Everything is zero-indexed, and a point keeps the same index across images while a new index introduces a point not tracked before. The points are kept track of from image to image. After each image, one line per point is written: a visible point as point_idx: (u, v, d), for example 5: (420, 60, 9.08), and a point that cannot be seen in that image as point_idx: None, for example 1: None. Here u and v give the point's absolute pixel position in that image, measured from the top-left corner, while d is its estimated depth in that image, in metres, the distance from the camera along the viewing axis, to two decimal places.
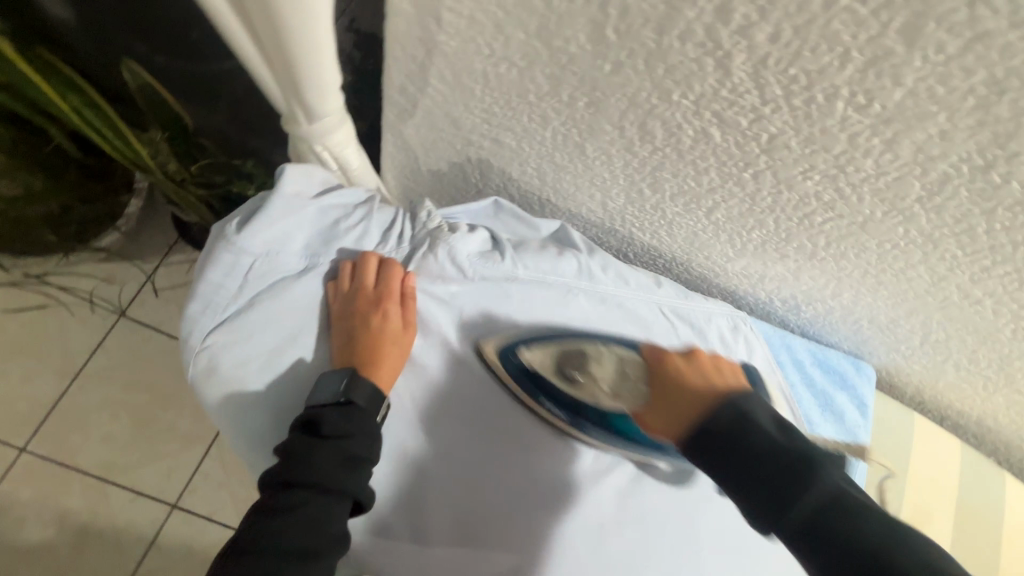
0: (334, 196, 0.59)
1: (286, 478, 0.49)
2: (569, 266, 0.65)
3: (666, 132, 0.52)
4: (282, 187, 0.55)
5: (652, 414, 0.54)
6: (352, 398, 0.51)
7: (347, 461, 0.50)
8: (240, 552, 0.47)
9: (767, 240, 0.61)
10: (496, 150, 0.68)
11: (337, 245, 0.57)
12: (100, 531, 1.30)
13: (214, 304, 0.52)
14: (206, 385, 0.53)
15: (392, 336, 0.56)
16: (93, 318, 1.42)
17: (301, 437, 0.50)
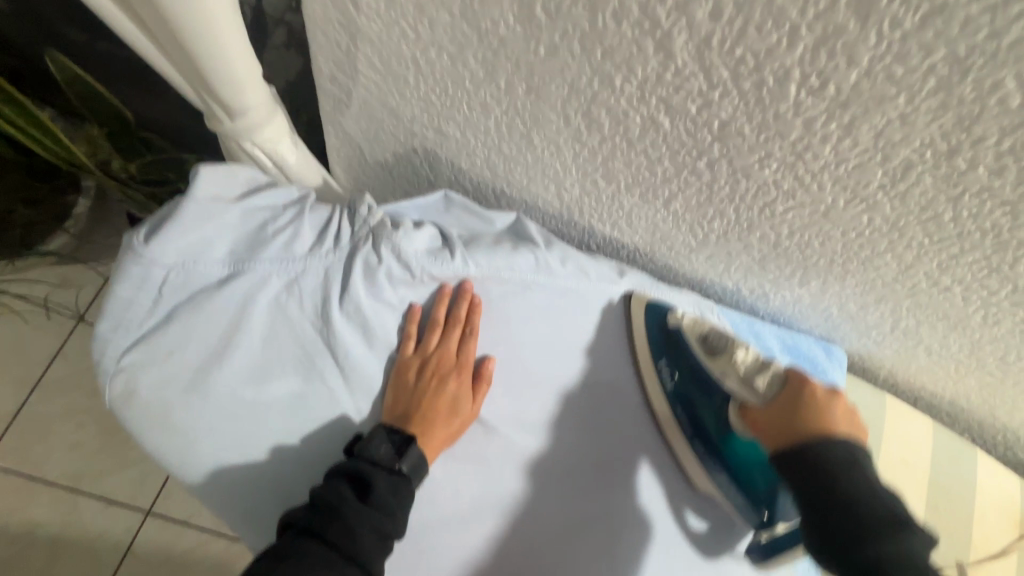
0: (259, 196, 0.53)
1: (320, 530, 0.43)
2: (525, 261, 0.60)
3: (613, 120, 0.48)
4: (195, 189, 0.50)
5: (765, 413, 0.48)
6: (404, 467, 0.48)
7: (381, 537, 0.45)
8: None
9: (729, 230, 0.58)
10: (441, 142, 0.63)
11: (264, 251, 0.51)
12: (72, 542, 1.27)
13: (127, 322, 0.48)
14: (126, 409, 0.49)
15: (443, 413, 0.54)
16: (51, 325, 1.37)
17: (342, 490, 0.45)
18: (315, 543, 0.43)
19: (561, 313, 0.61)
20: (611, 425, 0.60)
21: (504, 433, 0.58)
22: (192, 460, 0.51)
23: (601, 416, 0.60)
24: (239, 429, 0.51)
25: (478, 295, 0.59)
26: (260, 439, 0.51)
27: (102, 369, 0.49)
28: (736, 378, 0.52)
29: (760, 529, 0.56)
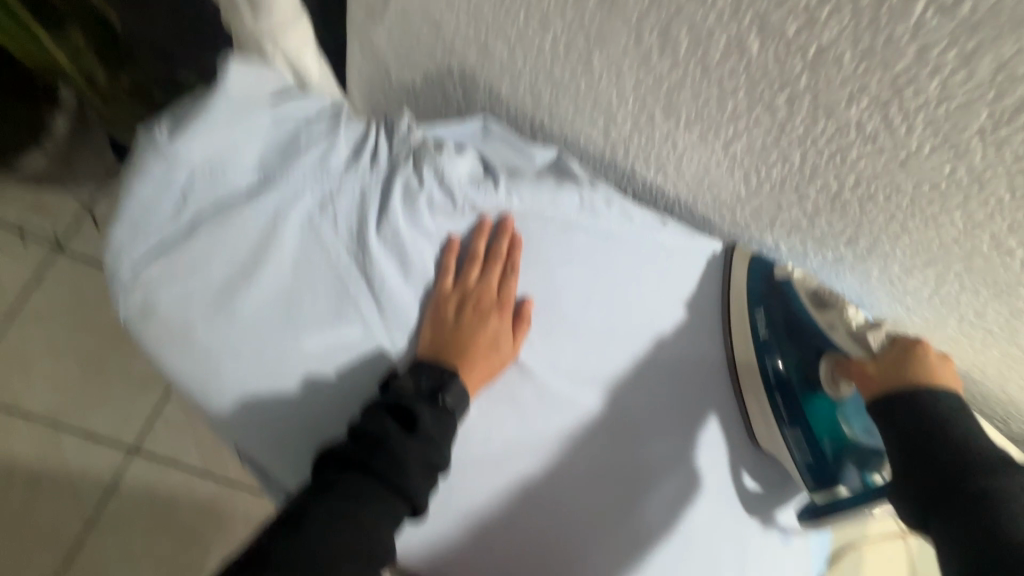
0: (291, 101, 0.49)
1: (365, 463, 0.42)
2: (569, 200, 0.57)
3: (694, 40, 0.43)
4: (227, 83, 0.45)
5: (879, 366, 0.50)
6: (448, 398, 0.47)
7: (428, 467, 0.43)
8: (286, 525, 0.40)
9: (787, 179, 0.55)
10: (484, 63, 0.58)
11: (297, 162, 0.47)
12: (53, 477, 1.23)
13: (146, 228, 0.44)
14: (144, 324, 0.46)
15: (482, 349, 0.53)
16: (26, 253, 1.28)
17: (385, 424, 0.43)
18: (360, 478, 0.42)
19: (601, 254, 0.59)
20: (649, 384, 0.60)
21: (543, 379, 0.57)
22: (214, 384, 0.47)
23: (641, 369, 0.60)
24: (266, 355, 0.48)
25: (518, 231, 0.57)
26: (288, 368, 0.49)
27: (112, 278, 0.45)
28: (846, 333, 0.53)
29: (814, 490, 0.57)
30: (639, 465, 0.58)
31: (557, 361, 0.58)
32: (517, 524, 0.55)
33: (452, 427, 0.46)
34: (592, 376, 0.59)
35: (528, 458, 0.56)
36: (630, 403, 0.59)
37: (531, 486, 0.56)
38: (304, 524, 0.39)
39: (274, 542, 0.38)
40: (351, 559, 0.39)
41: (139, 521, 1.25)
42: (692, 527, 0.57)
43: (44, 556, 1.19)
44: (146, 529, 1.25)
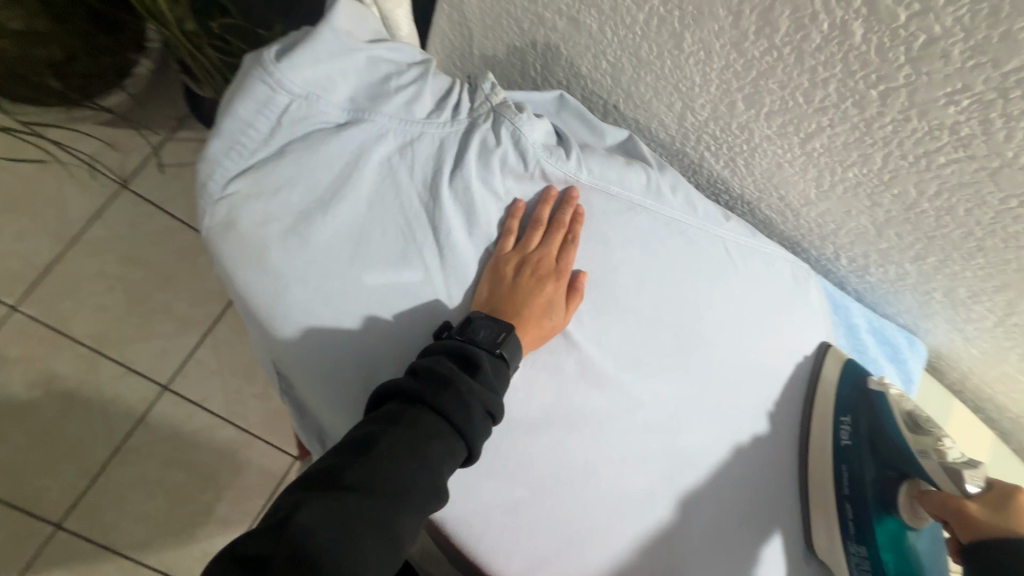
0: (386, 47, 0.50)
1: (431, 400, 0.43)
2: (637, 179, 0.57)
3: (795, 23, 0.43)
4: (331, 20, 0.47)
5: (980, 508, 0.43)
6: (506, 352, 0.47)
7: (485, 415, 0.44)
8: (352, 449, 0.41)
9: (862, 183, 0.54)
10: (571, 35, 0.59)
11: (385, 103, 0.49)
12: (89, 400, 1.28)
13: (239, 146, 0.46)
14: (221, 239, 0.47)
15: (537, 317, 0.50)
16: (93, 184, 1.32)
17: (449, 367, 0.44)
18: (424, 414, 0.42)
19: (661, 240, 0.58)
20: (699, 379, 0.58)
21: (591, 359, 0.55)
22: (276, 311, 0.47)
23: (692, 364, 0.58)
24: (328, 290, 0.48)
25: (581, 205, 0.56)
26: (346, 307, 0.48)
27: (201, 193, 0.47)
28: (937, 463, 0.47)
29: None
30: (681, 461, 0.55)
31: (607, 344, 0.56)
32: (545, 515, 0.52)
33: (506, 378, 0.47)
34: (643, 364, 0.57)
35: (568, 439, 0.54)
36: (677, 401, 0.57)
37: (567, 471, 0.53)
38: (377, 451, 0.40)
39: (347, 462, 0.40)
40: (423, 493, 0.41)
41: (162, 452, 1.31)
42: (731, 542, 0.54)
43: (71, 473, 1.26)
44: (168, 461, 1.31)
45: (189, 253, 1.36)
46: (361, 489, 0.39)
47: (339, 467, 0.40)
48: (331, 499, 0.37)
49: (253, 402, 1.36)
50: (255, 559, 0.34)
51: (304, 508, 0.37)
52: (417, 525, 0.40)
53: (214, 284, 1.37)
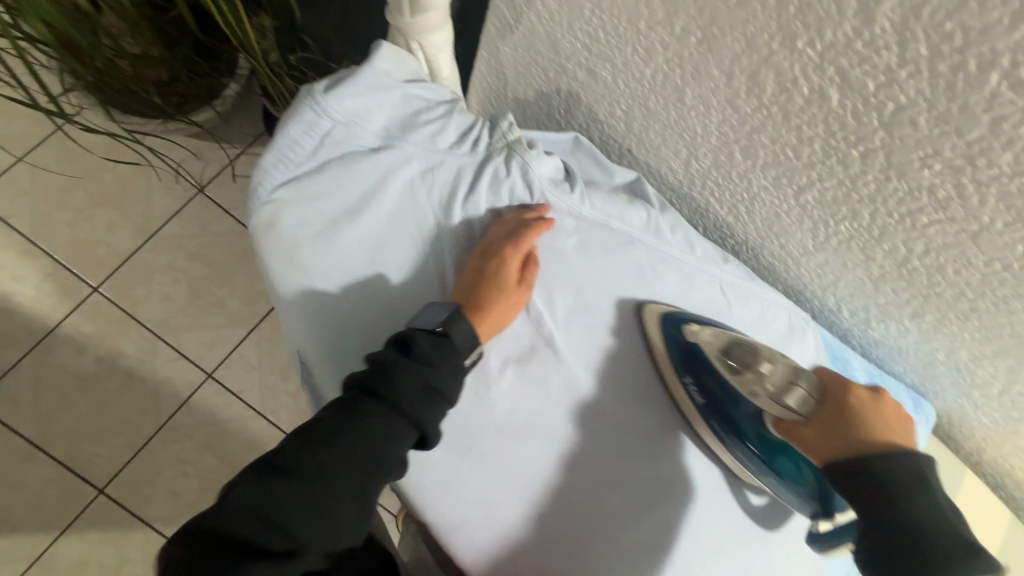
0: (420, 86, 0.58)
1: (376, 389, 0.50)
2: (637, 217, 0.62)
3: (779, 85, 0.47)
4: (375, 61, 0.56)
5: (815, 431, 0.53)
6: (450, 331, 0.52)
7: (428, 389, 0.50)
8: (300, 437, 0.49)
9: (854, 236, 0.56)
10: (589, 84, 0.65)
11: (413, 133, 0.57)
12: (143, 379, 1.42)
13: (287, 160, 0.54)
14: (264, 236, 0.55)
15: (483, 291, 0.55)
16: (176, 187, 1.50)
17: (388, 353, 0.51)
18: (368, 402, 0.50)
19: (657, 275, 0.62)
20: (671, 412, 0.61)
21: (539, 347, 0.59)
22: (305, 300, 0.56)
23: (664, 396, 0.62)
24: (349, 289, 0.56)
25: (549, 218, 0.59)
26: (363, 305, 0.56)
27: (253, 197, 0.56)
28: (766, 398, 0.55)
29: (816, 516, 0.58)
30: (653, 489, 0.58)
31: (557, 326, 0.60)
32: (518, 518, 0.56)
33: (448, 353, 0.52)
34: (622, 392, 0.61)
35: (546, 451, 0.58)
36: (624, 405, 0.60)
37: (541, 481, 0.57)
38: (318, 438, 0.49)
39: (292, 449, 0.49)
40: (353, 465, 0.48)
41: (199, 436, 1.42)
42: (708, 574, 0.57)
43: (119, 444, 1.39)
44: (203, 444, 1.42)
45: (247, 255, 1.50)
46: (290, 469, 0.47)
47: (285, 454, 0.48)
48: (275, 482, 0.47)
49: (284, 397, 1.46)
50: (214, 530, 0.44)
51: (236, 489, 0.46)
52: (353, 494, 0.48)
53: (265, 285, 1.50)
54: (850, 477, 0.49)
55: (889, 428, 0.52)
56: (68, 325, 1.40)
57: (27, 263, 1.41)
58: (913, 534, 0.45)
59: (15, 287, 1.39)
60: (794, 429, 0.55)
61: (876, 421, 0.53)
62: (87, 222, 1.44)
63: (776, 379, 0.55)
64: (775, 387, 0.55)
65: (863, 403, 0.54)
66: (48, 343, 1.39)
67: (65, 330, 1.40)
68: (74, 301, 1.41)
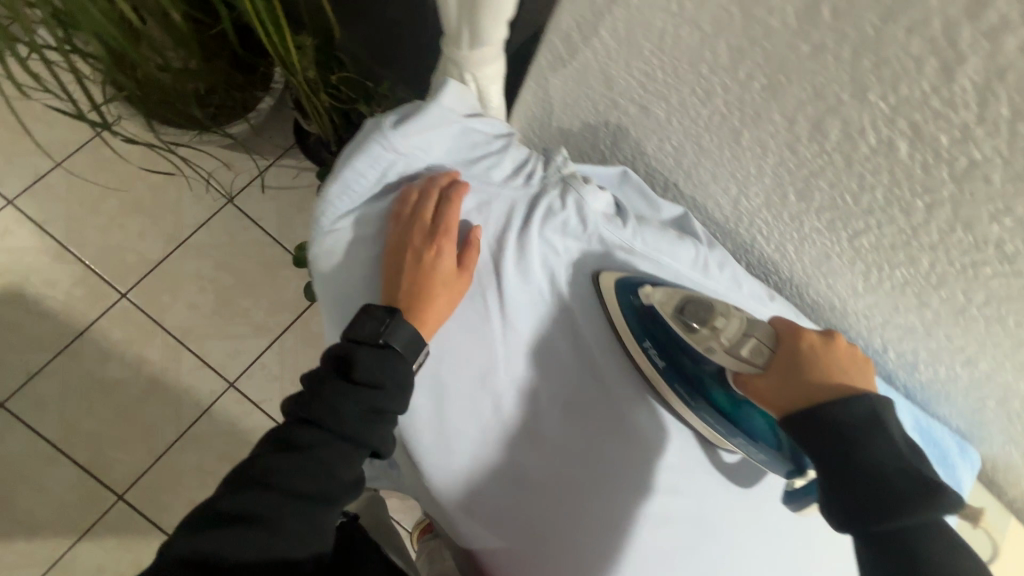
0: (479, 121, 0.60)
1: (314, 418, 0.53)
2: (687, 254, 0.62)
3: (844, 134, 0.48)
4: (441, 99, 0.58)
5: (771, 380, 0.54)
6: (389, 341, 0.55)
7: (369, 411, 0.53)
8: (248, 480, 0.51)
9: (910, 282, 0.56)
10: (639, 119, 0.65)
11: (470, 169, 0.60)
12: (167, 386, 1.43)
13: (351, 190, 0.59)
14: (326, 257, 0.63)
15: (422, 279, 0.58)
16: (206, 197, 1.52)
17: (326, 373, 0.54)
18: (308, 431, 0.53)
19: None
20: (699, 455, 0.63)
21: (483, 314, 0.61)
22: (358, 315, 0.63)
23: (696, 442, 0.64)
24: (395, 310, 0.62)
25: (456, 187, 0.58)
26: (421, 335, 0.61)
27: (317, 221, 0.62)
28: (722, 352, 0.57)
29: (791, 475, 0.61)
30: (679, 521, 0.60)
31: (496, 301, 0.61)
32: (536, 529, 0.60)
33: (391, 363, 0.55)
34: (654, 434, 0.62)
35: (570, 471, 0.61)
36: (572, 369, 0.63)
37: (561, 497, 0.60)
38: (269, 476, 0.51)
39: (240, 492, 0.50)
40: (296, 496, 0.51)
41: (219, 445, 1.43)
42: None
43: (140, 450, 1.39)
44: (223, 453, 1.42)
45: (272, 266, 1.52)
46: (243, 514, 0.49)
47: (235, 499, 0.50)
48: (228, 529, 0.48)
49: None
50: None
51: (183, 543, 0.47)
52: (307, 526, 0.50)
53: (290, 297, 1.51)
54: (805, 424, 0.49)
55: (845, 370, 0.52)
56: (96, 330, 1.42)
57: (59, 267, 1.43)
58: (870, 464, 0.44)
59: (47, 291, 1.42)
60: (753, 381, 0.56)
61: (833, 364, 0.53)
62: (119, 229, 1.47)
63: (729, 334, 0.56)
64: (729, 342, 0.56)
65: (817, 347, 0.55)
66: (75, 347, 1.41)
67: (92, 334, 1.42)
68: (103, 307, 1.43)
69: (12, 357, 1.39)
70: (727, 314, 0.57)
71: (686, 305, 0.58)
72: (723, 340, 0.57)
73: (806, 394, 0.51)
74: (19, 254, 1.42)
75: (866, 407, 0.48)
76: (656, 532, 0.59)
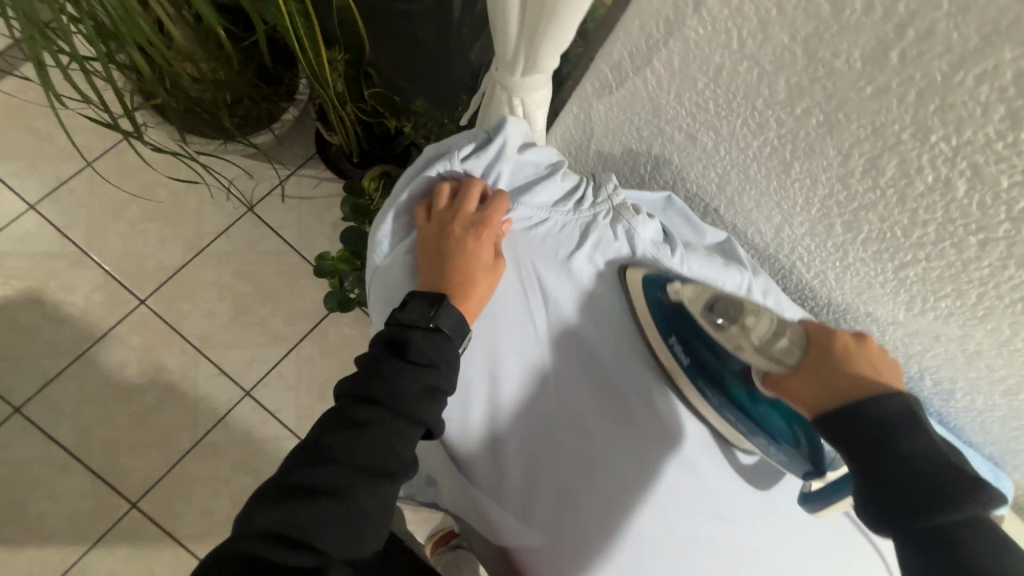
0: (533, 154, 0.64)
1: (374, 395, 0.53)
2: (734, 280, 0.64)
3: (900, 172, 0.49)
4: (502, 136, 0.61)
5: (804, 380, 0.53)
6: (439, 325, 0.56)
7: (427, 390, 0.54)
8: (312, 456, 0.51)
9: (955, 313, 0.57)
10: (684, 146, 0.67)
11: (521, 198, 0.63)
12: (183, 394, 1.43)
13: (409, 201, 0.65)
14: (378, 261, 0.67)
15: (462, 268, 0.60)
16: (226, 205, 1.52)
17: (380, 355, 0.55)
18: (368, 408, 0.52)
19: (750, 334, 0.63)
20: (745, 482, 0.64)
21: (519, 307, 0.65)
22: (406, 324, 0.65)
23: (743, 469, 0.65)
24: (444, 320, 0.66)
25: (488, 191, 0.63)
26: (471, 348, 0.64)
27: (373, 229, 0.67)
28: (752, 350, 0.57)
29: (809, 476, 0.60)
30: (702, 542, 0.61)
31: (533, 297, 0.65)
32: (545, 525, 0.62)
33: (442, 345, 0.56)
34: (700, 460, 0.63)
35: (586, 478, 0.61)
36: (601, 380, 0.64)
37: (573, 500, 0.61)
38: (333, 451, 0.51)
39: (305, 467, 0.50)
40: (362, 469, 0.50)
41: (233, 453, 1.42)
42: None
43: (155, 457, 1.39)
44: (237, 463, 1.42)
45: (290, 276, 1.52)
46: (309, 488, 0.49)
47: (300, 474, 0.50)
48: (297, 504, 0.47)
49: None
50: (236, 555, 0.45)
51: (253, 516, 0.47)
52: (371, 500, 0.50)
53: (307, 306, 1.51)
54: (836, 424, 0.48)
55: (881, 370, 0.51)
56: (114, 335, 1.42)
57: (78, 272, 1.43)
58: (910, 456, 0.43)
59: (65, 295, 1.41)
60: (786, 382, 0.54)
61: (868, 364, 0.52)
62: (139, 235, 1.47)
63: (760, 332, 0.57)
64: (760, 340, 0.57)
65: (850, 348, 0.53)
66: (92, 353, 1.41)
67: (110, 340, 1.42)
68: (121, 313, 1.43)
69: (29, 362, 1.38)
70: (758, 313, 0.58)
71: (716, 303, 0.59)
72: (755, 339, 0.57)
73: (843, 393, 0.49)
74: (39, 259, 1.42)
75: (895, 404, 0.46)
76: (676, 538, 0.61)
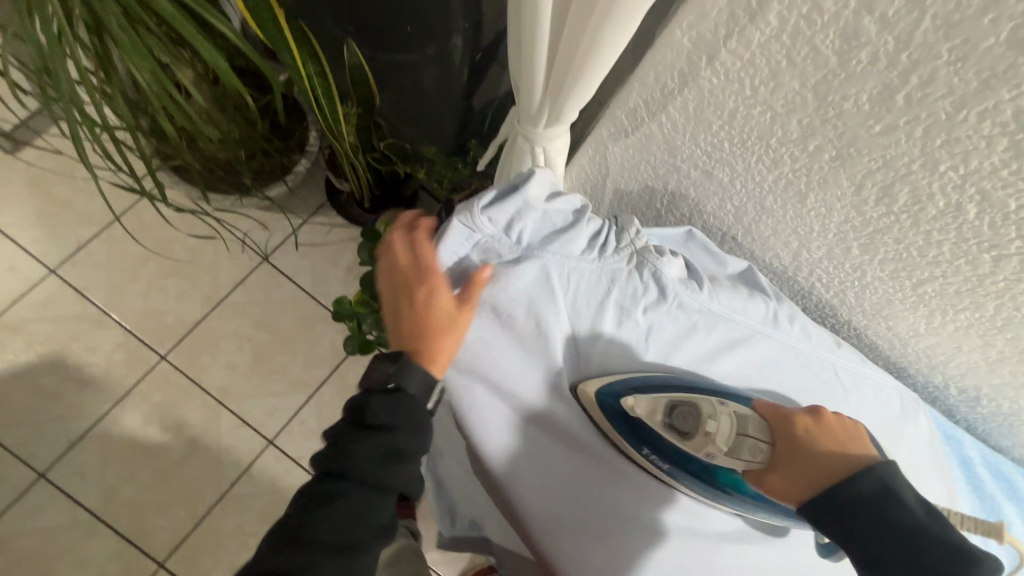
0: (559, 203, 0.66)
1: (333, 470, 0.54)
2: (759, 310, 0.68)
3: (912, 198, 0.53)
4: (529, 187, 0.64)
5: (778, 475, 0.55)
6: (399, 386, 0.56)
7: (387, 454, 0.55)
8: (281, 539, 0.52)
9: (974, 325, 0.61)
10: (701, 182, 0.70)
11: (552, 245, 0.63)
12: (206, 447, 1.43)
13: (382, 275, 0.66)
14: None
15: (418, 320, 0.59)
16: (241, 256, 1.54)
17: (345, 427, 0.56)
18: (331, 483, 0.54)
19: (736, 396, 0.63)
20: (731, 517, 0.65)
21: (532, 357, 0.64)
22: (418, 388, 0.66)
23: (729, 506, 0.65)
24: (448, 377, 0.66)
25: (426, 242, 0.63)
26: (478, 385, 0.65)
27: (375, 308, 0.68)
28: (723, 456, 0.58)
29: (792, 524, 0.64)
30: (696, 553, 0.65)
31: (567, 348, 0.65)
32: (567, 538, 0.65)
33: (404, 406, 0.56)
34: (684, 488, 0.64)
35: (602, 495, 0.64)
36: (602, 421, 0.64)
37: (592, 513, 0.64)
38: (297, 533, 0.52)
39: (275, 548, 0.52)
40: (326, 548, 0.52)
41: (258, 506, 1.42)
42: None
43: (180, 515, 1.38)
44: (262, 515, 1.41)
45: (307, 323, 1.54)
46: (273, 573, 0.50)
47: (271, 556, 0.52)
48: None
49: None
50: None
51: None
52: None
53: (325, 351, 1.53)
54: (822, 511, 0.51)
55: (848, 441, 0.55)
56: (137, 393, 1.43)
57: (99, 332, 1.45)
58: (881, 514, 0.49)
59: (87, 356, 1.43)
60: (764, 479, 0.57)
61: (832, 437, 0.55)
62: (159, 291, 1.49)
63: (723, 435, 0.58)
64: (728, 445, 0.58)
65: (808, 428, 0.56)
66: (114, 412, 1.41)
67: (132, 398, 1.42)
68: (142, 370, 1.44)
69: (51, 427, 1.38)
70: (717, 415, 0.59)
71: (676, 407, 0.60)
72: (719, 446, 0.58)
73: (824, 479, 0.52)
74: (60, 322, 1.44)
75: (870, 485, 0.50)
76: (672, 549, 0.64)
